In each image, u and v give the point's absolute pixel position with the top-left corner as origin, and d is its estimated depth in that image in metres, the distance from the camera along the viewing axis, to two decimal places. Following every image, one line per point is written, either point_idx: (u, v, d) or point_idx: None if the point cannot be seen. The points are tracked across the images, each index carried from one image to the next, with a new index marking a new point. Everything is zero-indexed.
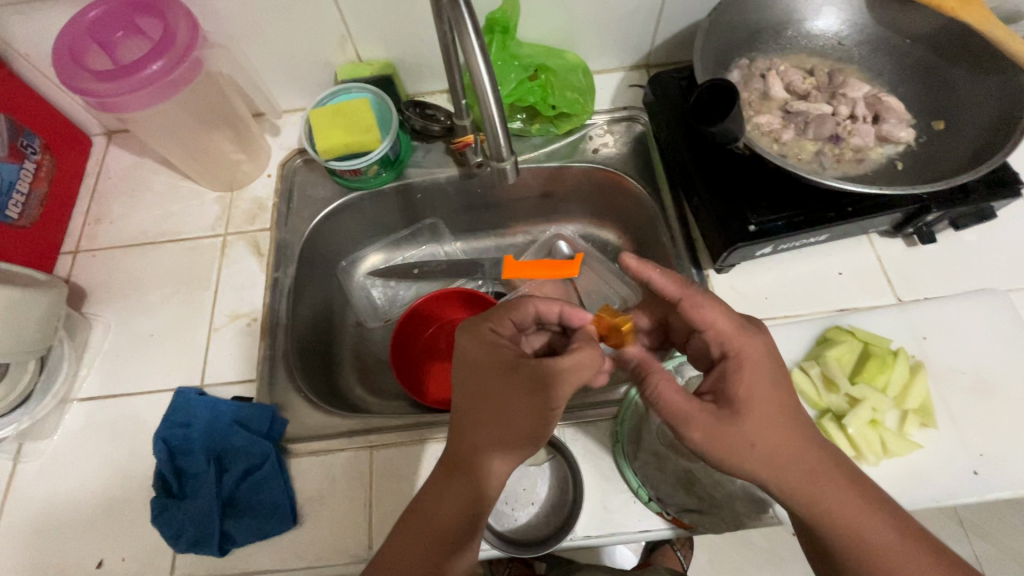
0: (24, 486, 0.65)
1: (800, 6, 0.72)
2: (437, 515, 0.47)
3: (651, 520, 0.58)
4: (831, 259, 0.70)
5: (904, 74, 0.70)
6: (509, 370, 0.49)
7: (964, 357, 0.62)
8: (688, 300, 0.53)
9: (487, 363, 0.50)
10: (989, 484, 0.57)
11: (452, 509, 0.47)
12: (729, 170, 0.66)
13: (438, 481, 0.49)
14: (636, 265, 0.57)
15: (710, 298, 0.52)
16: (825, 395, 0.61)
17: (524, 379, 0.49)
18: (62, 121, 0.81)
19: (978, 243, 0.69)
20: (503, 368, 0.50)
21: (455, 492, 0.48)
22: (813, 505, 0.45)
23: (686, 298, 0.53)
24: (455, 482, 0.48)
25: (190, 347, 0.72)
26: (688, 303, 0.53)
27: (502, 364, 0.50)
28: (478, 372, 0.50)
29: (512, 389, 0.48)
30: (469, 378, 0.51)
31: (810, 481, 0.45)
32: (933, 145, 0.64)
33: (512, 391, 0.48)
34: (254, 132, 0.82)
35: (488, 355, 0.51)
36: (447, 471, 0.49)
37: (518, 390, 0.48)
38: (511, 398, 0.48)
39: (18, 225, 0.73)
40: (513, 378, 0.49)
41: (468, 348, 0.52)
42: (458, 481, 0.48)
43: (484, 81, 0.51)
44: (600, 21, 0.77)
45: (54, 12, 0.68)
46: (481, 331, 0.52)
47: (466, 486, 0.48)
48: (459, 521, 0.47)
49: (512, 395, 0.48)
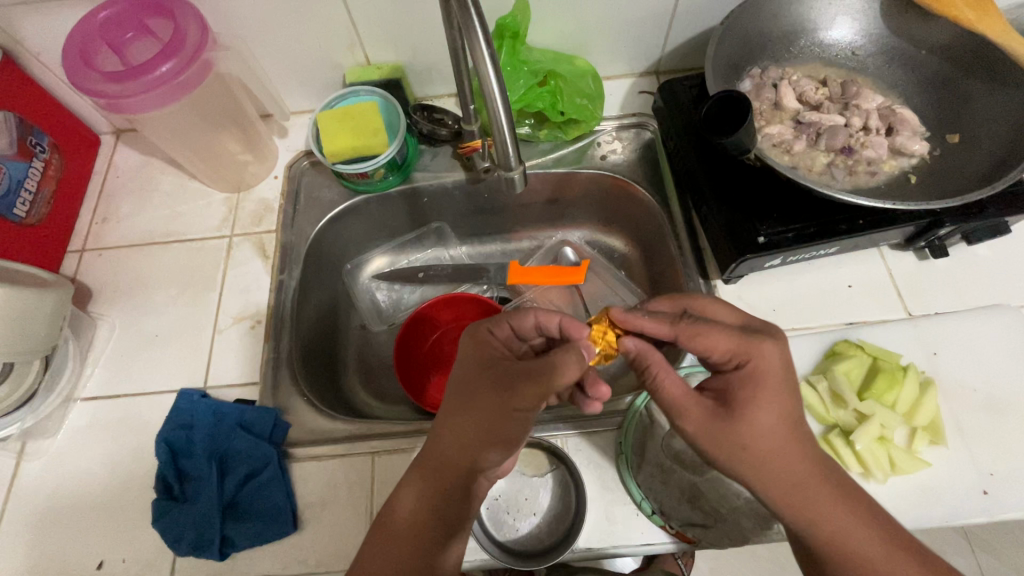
0: (27, 485, 0.65)
1: (813, 15, 0.71)
2: (409, 509, 0.48)
3: (654, 533, 0.57)
4: (841, 271, 0.69)
5: (919, 85, 0.69)
6: (493, 371, 0.48)
7: (976, 373, 0.62)
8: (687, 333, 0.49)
9: (475, 364, 0.50)
10: (999, 504, 0.56)
11: (424, 504, 0.48)
12: (739, 181, 0.65)
13: (413, 476, 0.49)
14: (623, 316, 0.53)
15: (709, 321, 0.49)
16: (833, 410, 0.60)
17: (504, 378, 0.47)
18: (72, 120, 0.82)
19: (991, 257, 0.68)
20: (488, 369, 0.49)
21: (427, 488, 0.48)
22: (821, 525, 0.45)
23: (677, 337, 0.50)
24: (429, 479, 0.48)
25: (194, 348, 0.72)
26: (683, 341, 0.49)
27: (488, 365, 0.49)
28: (465, 371, 0.50)
29: (491, 388, 0.47)
30: (457, 377, 0.51)
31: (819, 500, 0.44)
32: (946, 159, 0.63)
33: (490, 391, 0.47)
34: (263, 135, 0.82)
35: (476, 355, 0.51)
36: (422, 466, 0.49)
37: (496, 389, 0.47)
38: (487, 398, 0.47)
39: (27, 224, 0.73)
40: (496, 383, 0.47)
41: (466, 348, 0.52)
42: (432, 479, 0.48)
43: (495, 90, 0.51)
44: (611, 27, 0.76)
45: (67, 13, 0.69)
46: (480, 333, 0.53)
47: (440, 482, 0.48)
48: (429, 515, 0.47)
49: (490, 394, 0.47)
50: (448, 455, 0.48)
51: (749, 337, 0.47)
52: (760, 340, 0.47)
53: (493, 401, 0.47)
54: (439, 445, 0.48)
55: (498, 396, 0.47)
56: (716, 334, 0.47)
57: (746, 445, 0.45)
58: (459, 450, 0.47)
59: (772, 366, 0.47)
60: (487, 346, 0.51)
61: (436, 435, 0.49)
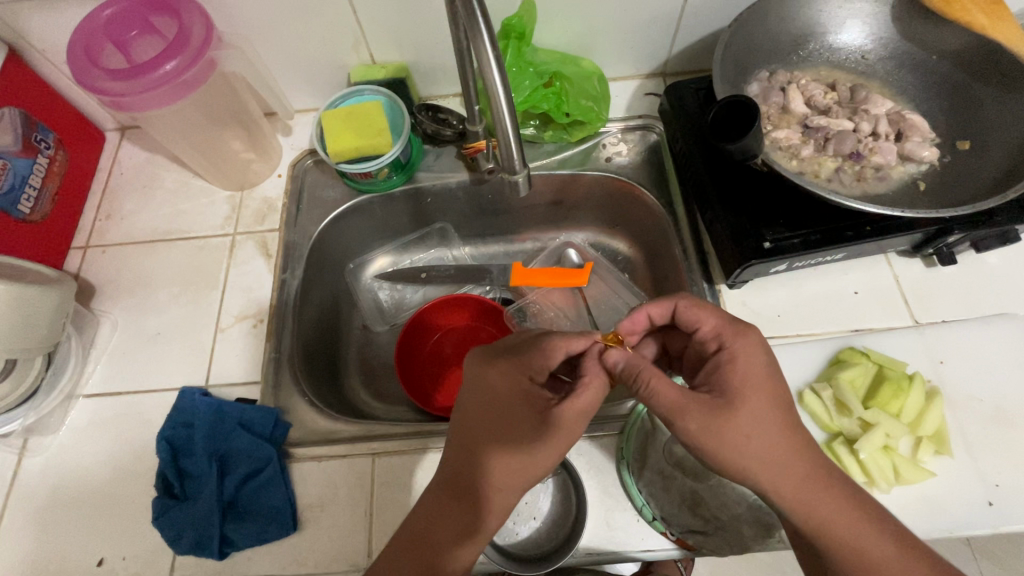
0: (28, 482, 0.65)
1: (823, 18, 0.70)
2: (435, 537, 0.48)
3: (654, 540, 0.57)
4: (846, 277, 0.69)
5: (929, 90, 0.68)
6: (526, 414, 0.50)
7: (983, 383, 0.61)
8: (679, 311, 0.53)
9: (505, 405, 0.50)
10: (1004, 515, 0.55)
11: (449, 527, 0.48)
12: (745, 186, 0.65)
13: (437, 502, 0.49)
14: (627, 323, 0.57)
15: (695, 300, 0.52)
16: (837, 419, 0.59)
17: (536, 423, 0.49)
18: (76, 117, 0.82)
19: (999, 265, 0.68)
20: (522, 412, 0.50)
21: (453, 519, 0.48)
22: (825, 535, 0.44)
23: (676, 308, 0.53)
24: (454, 510, 0.48)
25: (195, 347, 0.72)
26: (681, 312, 0.52)
27: (518, 406, 0.50)
28: (493, 410, 0.51)
29: (523, 431, 0.49)
30: (479, 414, 0.51)
31: (818, 507, 0.44)
32: (956, 165, 0.63)
33: (524, 433, 0.48)
34: (266, 133, 0.82)
35: (503, 395, 0.51)
36: (446, 494, 0.49)
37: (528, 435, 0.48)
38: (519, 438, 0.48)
39: (31, 220, 0.73)
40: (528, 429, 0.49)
41: (496, 384, 0.51)
42: (459, 511, 0.48)
43: (498, 88, 0.50)
44: (616, 28, 0.75)
45: (72, 11, 0.69)
46: (515, 373, 0.51)
47: (466, 517, 0.48)
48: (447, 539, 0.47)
49: (522, 438, 0.48)
50: (474, 491, 0.48)
51: (742, 321, 0.50)
52: (749, 325, 0.50)
53: (525, 448, 0.48)
54: (464, 479, 0.49)
55: (531, 443, 0.48)
56: (713, 310, 0.51)
57: (747, 453, 0.45)
58: (485, 487, 0.48)
59: (768, 371, 0.47)
60: (517, 385, 0.51)
61: (460, 468, 0.49)
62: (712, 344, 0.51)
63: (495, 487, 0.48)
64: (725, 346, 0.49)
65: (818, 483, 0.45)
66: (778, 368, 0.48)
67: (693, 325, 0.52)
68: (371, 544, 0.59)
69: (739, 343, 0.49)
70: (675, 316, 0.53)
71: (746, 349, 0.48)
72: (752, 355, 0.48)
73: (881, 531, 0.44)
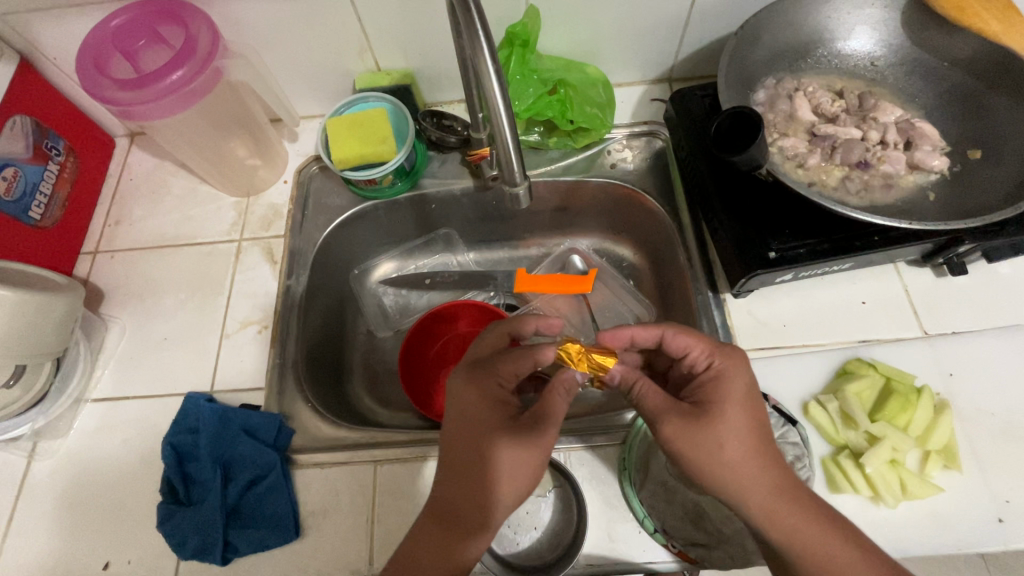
0: (37, 485, 0.66)
1: (832, 25, 0.69)
2: (446, 550, 0.47)
3: (657, 551, 0.56)
4: (854, 287, 0.67)
5: (941, 97, 0.67)
6: (507, 416, 0.50)
7: (994, 397, 0.60)
8: (666, 338, 0.53)
9: (485, 415, 0.50)
10: (1015, 531, 0.54)
11: (451, 529, 0.48)
12: (751, 195, 0.64)
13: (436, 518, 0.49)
14: (610, 334, 0.57)
15: (681, 327, 0.53)
16: (843, 431, 0.59)
17: (524, 422, 0.50)
18: (86, 123, 0.83)
19: (1011, 274, 0.66)
20: (502, 416, 0.50)
21: (455, 524, 0.48)
22: (814, 545, 0.45)
23: (664, 335, 0.54)
24: (456, 518, 0.48)
25: (201, 352, 0.73)
26: (669, 340, 0.53)
27: (500, 409, 0.51)
28: (469, 413, 0.51)
29: (507, 428, 0.49)
30: (465, 431, 0.50)
31: (804, 518, 0.46)
32: (968, 174, 0.61)
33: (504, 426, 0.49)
34: (271, 140, 0.82)
35: (480, 399, 0.51)
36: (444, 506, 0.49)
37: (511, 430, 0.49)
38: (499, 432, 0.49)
39: (41, 227, 0.75)
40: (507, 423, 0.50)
41: (464, 389, 0.52)
42: (459, 514, 0.48)
43: (497, 98, 0.49)
44: (621, 34, 0.75)
45: (82, 21, 0.70)
46: (478, 373, 0.53)
47: (469, 522, 0.48)
48: (454, 540, 0.47)
49: (514, 440, 0.48)
50: (475, 505, 0.48)
51: (730, 347, 0.52)
52: (736, 348, 0.52)
53: (520, 448, 0.48)
54: (460, 496, 0.49)
55: (522, 440, 0.48)
56: (698, 334, 0.53)
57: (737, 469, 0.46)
58: (485, 492, 0.48)
59: (747, 394, 0.49)
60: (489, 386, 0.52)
61: (459, 482, 0.49)
62: (702, 365, 0.52)
63: (497, 490, 0.48)
64: (716, 366, 0.51)
65: (803, 496, 0.47)
66: (755, 392, 0.50)
67: (682, 350, 0.53)
68: (372, 551, 0.59)
69: (728, 364, 0.51)
70: (663, 342, 0.54)
71: (735, 372, 0.50)
72: (737, 380, 0.50)
73: (863, 543, 0.46)
